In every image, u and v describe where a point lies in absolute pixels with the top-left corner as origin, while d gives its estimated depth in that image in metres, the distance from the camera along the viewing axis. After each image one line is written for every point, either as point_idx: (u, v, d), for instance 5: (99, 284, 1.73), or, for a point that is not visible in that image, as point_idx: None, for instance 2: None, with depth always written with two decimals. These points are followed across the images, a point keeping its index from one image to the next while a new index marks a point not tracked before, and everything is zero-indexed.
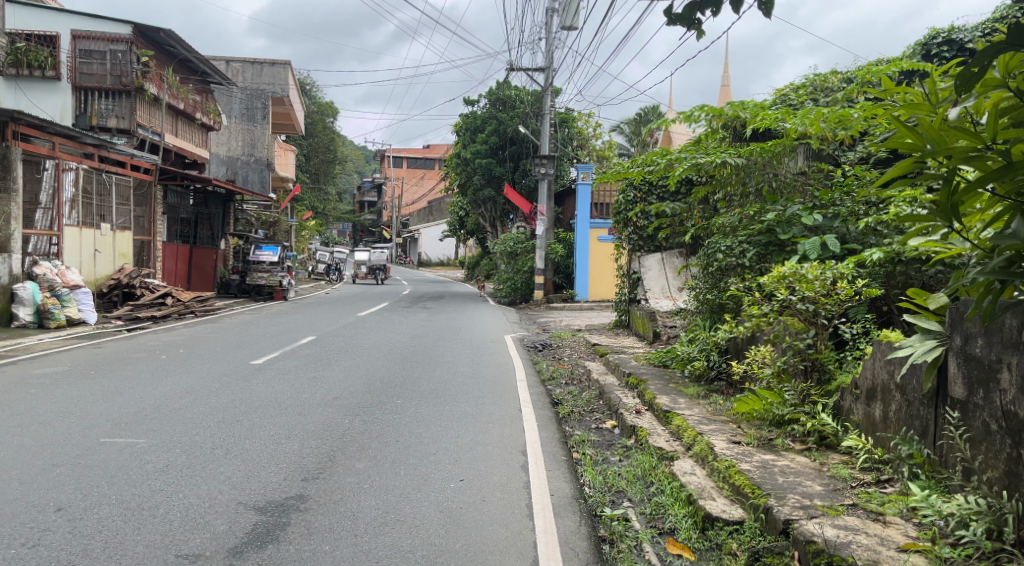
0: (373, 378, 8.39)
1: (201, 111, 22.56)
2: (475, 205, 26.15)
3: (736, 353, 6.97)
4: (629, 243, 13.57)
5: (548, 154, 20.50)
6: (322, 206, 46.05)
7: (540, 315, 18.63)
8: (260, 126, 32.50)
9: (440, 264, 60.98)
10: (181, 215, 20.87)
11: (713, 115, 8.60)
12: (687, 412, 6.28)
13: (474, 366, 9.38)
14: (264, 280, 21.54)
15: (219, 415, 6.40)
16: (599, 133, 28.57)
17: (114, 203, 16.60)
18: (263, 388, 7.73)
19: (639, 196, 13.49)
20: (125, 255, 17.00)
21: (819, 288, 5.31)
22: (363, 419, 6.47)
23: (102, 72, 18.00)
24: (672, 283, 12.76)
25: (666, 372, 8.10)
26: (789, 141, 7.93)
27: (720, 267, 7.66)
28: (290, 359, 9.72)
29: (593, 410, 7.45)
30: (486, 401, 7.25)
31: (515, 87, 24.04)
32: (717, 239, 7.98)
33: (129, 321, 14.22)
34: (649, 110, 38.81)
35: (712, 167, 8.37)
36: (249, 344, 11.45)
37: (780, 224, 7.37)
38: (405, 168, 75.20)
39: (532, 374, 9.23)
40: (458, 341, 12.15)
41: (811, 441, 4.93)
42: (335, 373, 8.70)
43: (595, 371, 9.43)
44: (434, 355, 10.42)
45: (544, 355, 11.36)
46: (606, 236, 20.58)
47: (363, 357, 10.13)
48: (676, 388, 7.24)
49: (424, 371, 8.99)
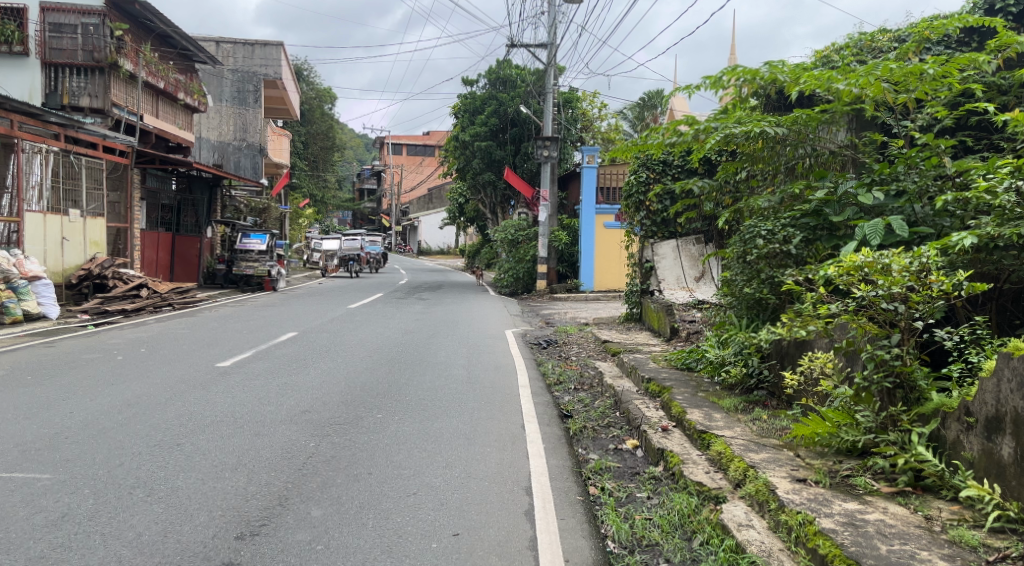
0: (353, 386, 7.23)
1: (185, 92, 21.29)
2: (475, 191, 24.94)
3: (783, 361, 5.81)
4: (641, 229, 12.41)
5: (551, 135, 19.32)
6: (321, 194, 44.84)
7: (544, 307, 17.48)
8: (252, 110, 31.29)
9: (440, 252, 59.83)
10: (162, 201, 19.69)
11: (747, 78, 7.36)
12: (728, 433, 5.13)
13: (471, 369, 8.23)
14: (253, 270, 20.36)
15: (157, 437, 5.25)
16: (605, 116, 27.36)
17: (84, 187, 15.38)
18: (221, 398, 6.57)
19: (653, 179, 12.36)
20: (98, 243, 15.78)
21: (908, 282, 4.09)
22: (333, 441, 5.30)
23: (73, 47, 16.69)
24: (688, 271, 11.83)
25: (692, 378, 6.98)
26: (839, 107, 6.67)
27: (760, 255, 6.43)
28: (262, 360, 8.59)
29: (609, 425, 6.31)
30: (483, 416, 6.09)
31: (516, 66, 22.85)
32: (754, 221, 6.74)
33: (97, 315, 13.07)
34: (654, 94, 37.63)
35: (747, 138, 7.14)
36: (222, 341, 10.27)
37: (830, 204, 6.19)
38: (405, 155, 74.02)
39: (537, 378, 8.07)
40: (454, 337, 11.01)
41: (905, 482, 3.81)
42: (311, 380, 7.55)
43: (608, 374, 8.28)
44: (426, 355, 9.27)
45: (548, 354, 10.18)
46: (613, 222, 19.44)
47: (345, 358, 8.99)
48: (710, 401, 6.09)
49: (412, 375, 7.84)
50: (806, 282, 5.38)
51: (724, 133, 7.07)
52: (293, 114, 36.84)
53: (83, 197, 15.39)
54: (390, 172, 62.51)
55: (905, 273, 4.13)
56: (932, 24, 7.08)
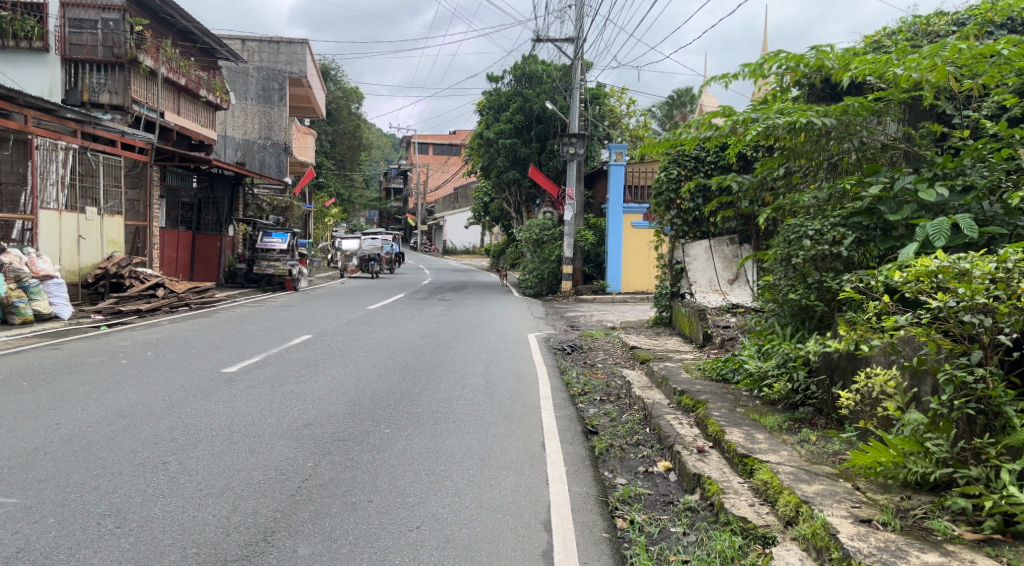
0: (362, 396, 6.74)
1: (207, 89, 21.05)
2: (500, 189, 24.42)
3: (834, 376, 5.22)
4: (672, 228, 11.85)
5: (577, 132, 18.77)
6: (348, 193, 44.64)
7: (569, 309, 16.90)
8: (277, 108, 31.13)
9: (466, 251, 59.40)
10: (183, 199, 19.45)
11: (790, 64, 6.76)
12: (774, 458, 4.56)
13: (489, 378, 7.73)
14: (273, 270, 20.06)
15: (144, 454, 4.82)
16: (633, 113, 26.74)
17: (101, 185, 15.13)
18: (221, 409, 6.13)
19: (684, 176, 11.78)
20: (115, 242, 15.52)
21: (992, 291, 3.51)
22: (333, 461, 4.81)
23: (93, 43, 16.49)
24: (722, 274, 11.26)
25: (731, 392, 6.40)
26: (895, 94, 6.05)
27: (807, 258, 5.81)
28: (270, 366, 8.17)
29: (638, 443, 5.76)
30: (499, 433, 5.58)
31: (542, 62, 22.33)
32: (798, 220, 6.13)
33: (111, 316, 12.78)
34: (682, 92, 36.96)
35: (791, 131, 6.53)
36: (233, 344, 9.87)
37: (885, 201, 5.58)
38: (431, 155, 73.93)
39: (559, 388, 7.54)
40: (474, 341, 10.51)
41: (992, 528, 3.27)
42: (319, 388, 7.09)
43: (637, 384, 7.72)
44: (443, 361, 8.80)
45: (572, 360, 9.64)
46: (640, 222, 18.83)
47: (358, 364, 8.52)
48: (754, 420, 5.51)
49: (427, 384, 7.36)
50: (868, 289, 4.82)
51: (766, 125, 6.45)
52: (318, 113, 36.66)
53: (101, 195, 15.14)
54: (416, 171, 62.18)
55: (990, 279, 3.54)
56: (996, 4, 6.46)
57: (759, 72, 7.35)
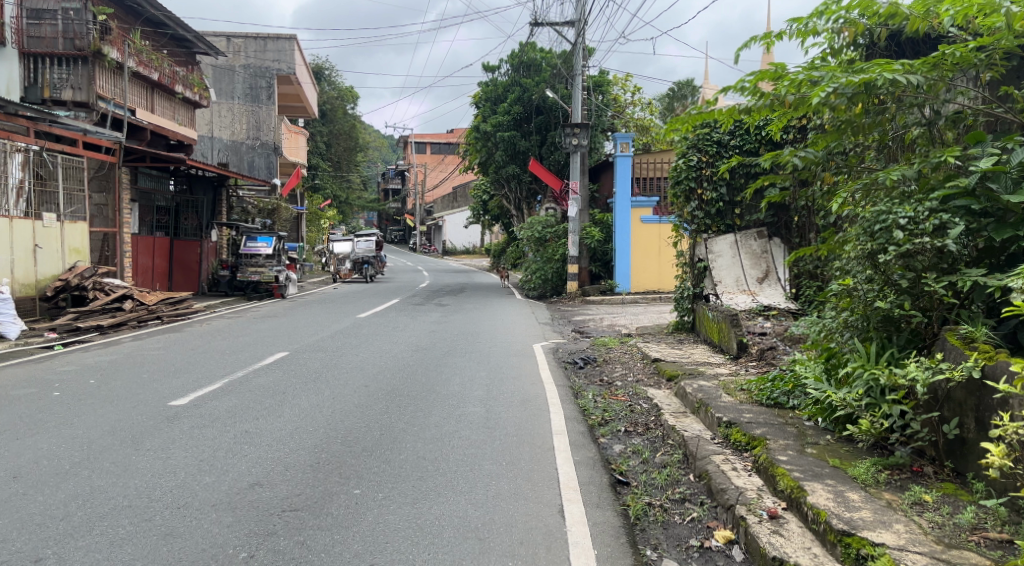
0: (331, 440, 5.41)
1: (184, 85, 19.75)
2: (500, 186, 23.08)
3: (948, 411, 3.93)
4: (693, 222, 10.61)
5: (581, 122, 17.53)
6: (345, 195, 43.27)
7: (576, 312, 15.55)
8: (265, 107, 29.83)
9: (466, 252, 57.98)
10: (158, 203, 18.13)
11: (853, 13, 5.42)
12: (884, 535, 3.28)
13: (490, 406, 6.43)
14: (258, 276, 18.75)
15: (15, 546, 3.55)
16: (638, 102, 25.42)
17: (61, 188, 13.80)
18: (148, 462, 4.84)
19: (705, 162, 10.46)
20: (79, 250, 14.18)
21: None
22: (273, 553, 3.51)
23: (53, 35, 15.22)
24: (749, 271, 10.18)
25: (793, 428, 5.10)
26: (997, 39, 4.73)
27: (899, 254, 4.44)
28: (229, 396, 6.86)
29: (684, 500, 4.45)
30: (504, 493, 4.28)
31: (541, 49, 20.99)
32: (879, 204, 4.77)
33: (67, 334, 11.50)
34: (683, 84, 35.75)
35: (863, 94, 5.21)
36: (194, 366, 8.56)
37: (1001, 175, 4.25)
38: (429, 154, 72.71)
39: (575, 417, 6.23)
40: (473, 355, 9.23)
41: None
42: (281, 427, 5.77)
43: (668, 410, 6.45)
44: (435, 383, 7.48)
45: (587, 377, 8.33)
46: (650, 216, 17.54)
47: (335, 390, 7.20)
48: (838, 469, 4.22)
49: (412, 418, 6.06)
50: None
51: (831, 86, 5.10)
52: (310, 112, 35.33)
53: (61, 198, 13.84)
54: (414, 171, 60.72)
55: None
56: None
57: (810, 27, 5.98)
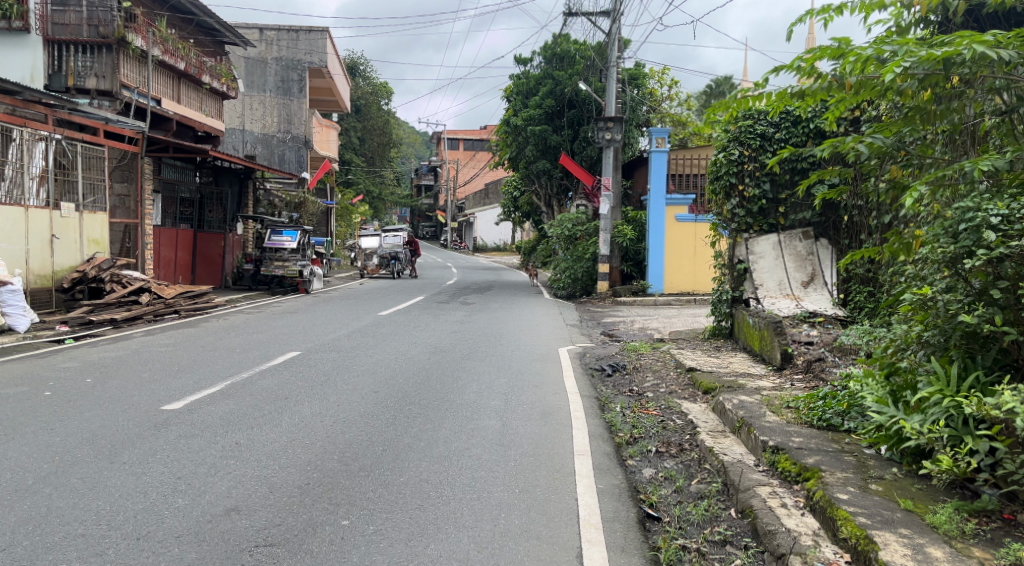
0: (327, 456, 4.87)
1: (211, 75, 19.45)
2: (530, 181, 22.45)
3: None
4: (733, 221, 9.89)
5: (615, 116, 16.83)
6: (378, 190, 42.93)
7: (607, 314, 14.85)
8: (297, 100, 29.57)
9: (497, 249, 57.44)
10: (182, 194, 17.83)
11: None
12: None
13: (507, 420, 5.84)
14: (282, 270, 18.37)
15: None
16: (674, 96, 24.58)
17: (81, 178, 13.47)
18: (117, 479, 4.33)
19: (748, 156, 9.73)
20: (98, 241, 13.86)
21: None
22: None
23: (78, 21, 14.95)
24: (793, 274, 9.59)
25: (852, 459, 4.44)
26: None
27: (988, 258, 3.76)
28: (228, 400, 6.36)
29: (725, 541, 3.83)
30: (516, 531, 3.71)
31: (575, 41, 20.32)
32: (962, 200, 4.08)
33: (79, 327, 11.15)
34: (721, 81, 34.81)
35: (940, 72, 4.52)
36: (198, 365, 8.10)
37: None
38: (461, 150, 72.33)
39: (600, 436, 5.61)
40: (493, 359, 8.65)
41: None
42: (274, 440, 5.24)
43: (706, 429, 5.79)
44: (450, 391, 6.91)
45: (615, 386, 7.70)
46: (685, 214, 16.79)
47: (341, 396, 6.67)
48: (912, 513, 3.55)
49: (420, 433, 5.49)
50: None
51: (906, 62, 4.40)
52: (342, 106, 35.06)
53: (81, 188, 13.50)
54: (446, 167, 60.22)
55: None
56: None
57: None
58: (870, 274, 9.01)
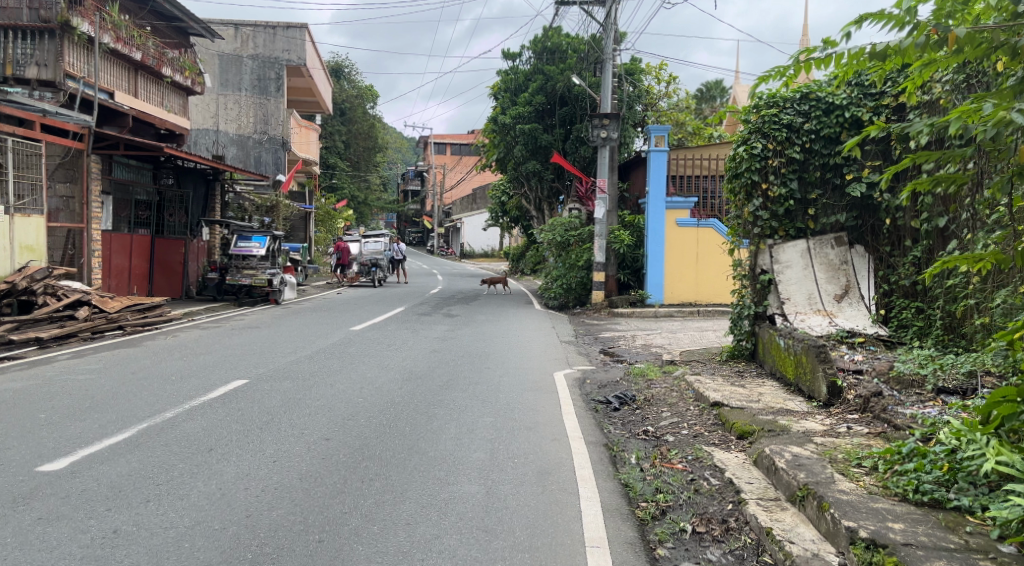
0: (236, 558, 3.43)
1: (173, 68, 17.93)
2: (519, 184, 21.06)
3: None
4: (756, 225, 8.53)
5: (611, 112, 15.49)
6: (363, 195, 41.45)
7: (604, 328, 13.45)
8: (274, 100, 28.04)
9: (485, 255, 56.08)
10: (137, 196, 16.33)
11: None
12: None
13: (491, 485, 4.43)
14: (250, 279, 16.84)
15: None
16: (671, 94, 23.30)
17: (12, 175, 11.87)
18: None
19: (772, 151, 8.36)
20: (32, 248, 12.31)
21: None
22: None
23: (17, 4, 13.49)
24: (825, 287, 8.25)
25: None
26: None
27: None
28: (131, 455, 4.92)
29: None
30: None
31: (566, 34, 19.01)
32: None
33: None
34: (713, 85, 33.77)
35: None
36: (116, 400, 6.64)
37: None
38: (448, 155, 70.99)
39: (617, 512, 4.19)
40: (476, 390, 7.22)
41: None
42: (171, 525, 3.78)
43: (754, 495, 4.39)
44: (420, 438, 5.46)
45: (624, 426, 6.30)
46: (687, 219, 15.43)
47: (279, 447, 5.20)
48: None
49: (371, 510, 4.05)
50: None
51: None
52: (323, 107, 33.61)
53: (14, 188, 11.98)
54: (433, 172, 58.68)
55: None
56: None
57: None
58: (918, 286, 7.60)
